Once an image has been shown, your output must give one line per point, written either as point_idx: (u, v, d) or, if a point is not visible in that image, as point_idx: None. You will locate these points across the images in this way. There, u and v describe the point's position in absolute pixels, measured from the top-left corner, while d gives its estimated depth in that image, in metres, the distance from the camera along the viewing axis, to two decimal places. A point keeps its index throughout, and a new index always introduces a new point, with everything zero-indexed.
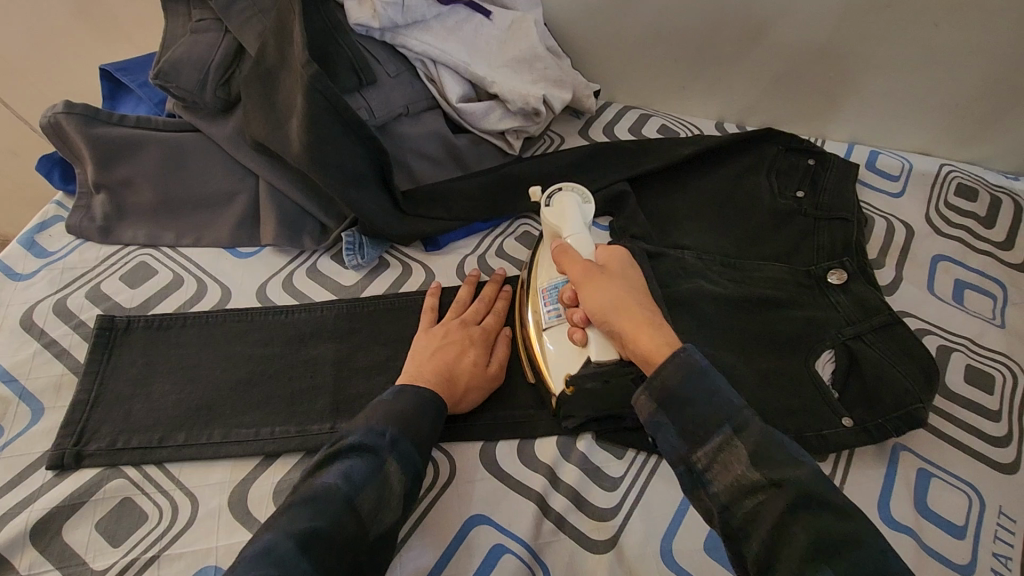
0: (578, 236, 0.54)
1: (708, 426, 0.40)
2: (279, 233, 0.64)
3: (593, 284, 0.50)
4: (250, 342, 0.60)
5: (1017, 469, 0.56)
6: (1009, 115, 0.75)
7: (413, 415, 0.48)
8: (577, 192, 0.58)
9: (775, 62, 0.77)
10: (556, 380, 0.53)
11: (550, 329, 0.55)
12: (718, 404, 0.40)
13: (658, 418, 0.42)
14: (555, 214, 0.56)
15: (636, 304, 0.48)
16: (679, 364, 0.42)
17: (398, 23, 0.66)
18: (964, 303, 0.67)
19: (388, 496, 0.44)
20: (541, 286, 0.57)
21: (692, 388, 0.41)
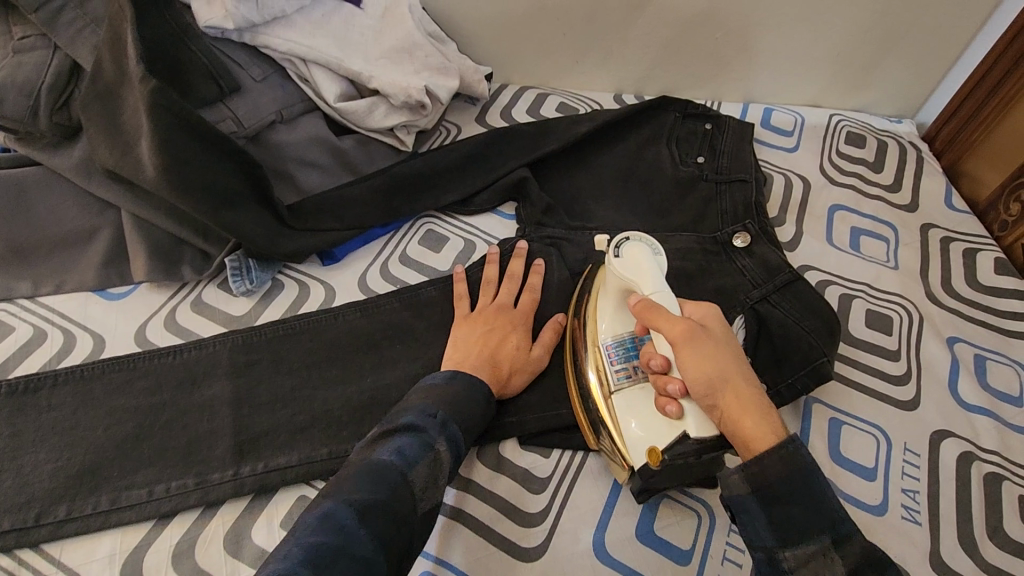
0: (661, 294, 0.48)
1: (808, 532, 0.38)
2: (153, 268, 0.58)
3: (686, 348, 0.43)
4: (134, 393, 0.53)
5: (918, 405, 0.58)
6: (886, 61, 0.78)
7: (462, 400, 0.48)
8: (647, 241, 0.52)
9: (663, 28, 0.76)
10: (634, 454, 0.47)
11: (621, 393, 0.50)
12: (825, 517, 0.37)
13: (747, 500, 0.40)
14: (629, 267, 0.50)
15: (743, 379, 0.42)
16: (790, 463, 0.38)
17: (254, 21, 0.60)
18: (860, 249, 0.70)
19: (437, 477, 0.43)
20: (605, 340, 0.52)
21: (801, 489, 0.38)
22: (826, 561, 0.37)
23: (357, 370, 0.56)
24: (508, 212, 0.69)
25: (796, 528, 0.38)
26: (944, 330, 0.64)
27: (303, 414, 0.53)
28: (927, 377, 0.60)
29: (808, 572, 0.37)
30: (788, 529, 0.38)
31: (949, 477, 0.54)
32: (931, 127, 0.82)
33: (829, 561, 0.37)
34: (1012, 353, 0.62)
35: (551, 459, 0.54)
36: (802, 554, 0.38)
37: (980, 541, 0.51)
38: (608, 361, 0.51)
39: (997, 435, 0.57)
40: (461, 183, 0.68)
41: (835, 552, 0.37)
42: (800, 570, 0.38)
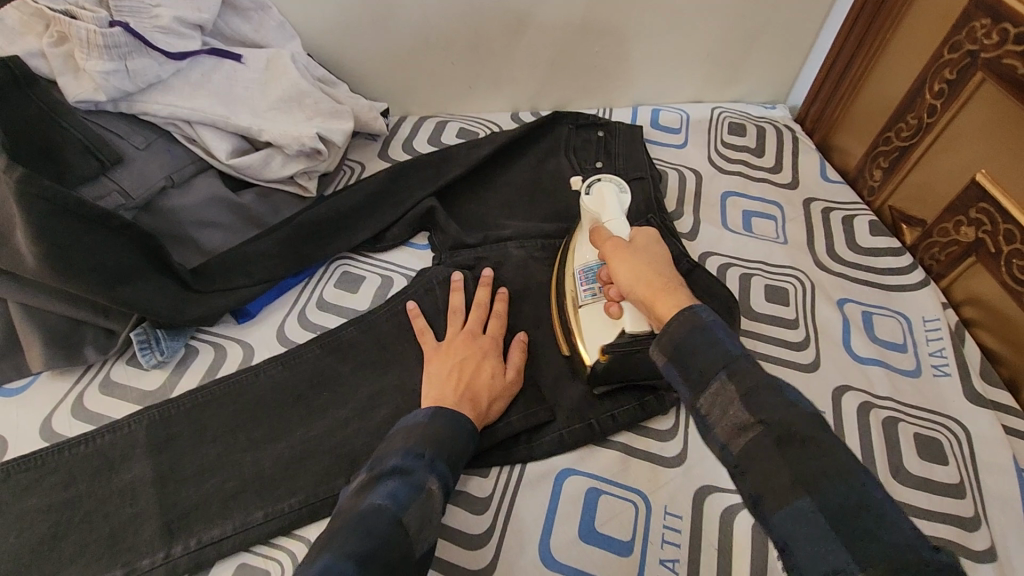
0: (616, 220, 0.56)
1: (707, 372, 0.40)
2: (51, 356, 0.56)
3: (620, 258, 0.50)
4: (47, 490, 0.51)
5: (818, 366, 0.64)
6: (751, 55, 0.85)
7: (449, 436, 0.48)
8: (614, 182, 0.60)
9: (545, 47, 0.80)
10: (590, 355, 0.55)
11: (587, 306, 0.56)
12: (721, 353, 0.40)
13: (667, 369, 0.42)
14: (593, 200, 0.58)
15: (663, 273, 0.48)
16: (687, 319, 0.42)
17: (128, 90, 0.59)
18: (752, 230, 0.75)
19: (429, 517, 0.43)
20: (578, 267, 0.58)
21: (700, 340, 0.41)
22: (726, 393, 0.38)
23: (284, 425, 0.56)
24: (421, 242, 0.71)
25: (700, 370, 0.40)
26: (835, 294, 0.70)
27: (232, 481, 0.53)
28: (824, 339, 0.66)
29: (724, 420, 0.38)
30: (695, 377, 0.40)
31: (852, 427, 0.59)
32: (801, 109, 0.89)
33: (730, 393, 0.38)
34: (894, 305, 0.69)
35: (491, 477, 0.55)
36: (743, 443, 0.37)
37: (886, 482, 0.56)
38: (578, 282, 0.57)
39: (888, 381, 0.63)
40: (370, 220, 0.69)
41: (731, 381, 0.38)
42: (720, 424, 0.38)
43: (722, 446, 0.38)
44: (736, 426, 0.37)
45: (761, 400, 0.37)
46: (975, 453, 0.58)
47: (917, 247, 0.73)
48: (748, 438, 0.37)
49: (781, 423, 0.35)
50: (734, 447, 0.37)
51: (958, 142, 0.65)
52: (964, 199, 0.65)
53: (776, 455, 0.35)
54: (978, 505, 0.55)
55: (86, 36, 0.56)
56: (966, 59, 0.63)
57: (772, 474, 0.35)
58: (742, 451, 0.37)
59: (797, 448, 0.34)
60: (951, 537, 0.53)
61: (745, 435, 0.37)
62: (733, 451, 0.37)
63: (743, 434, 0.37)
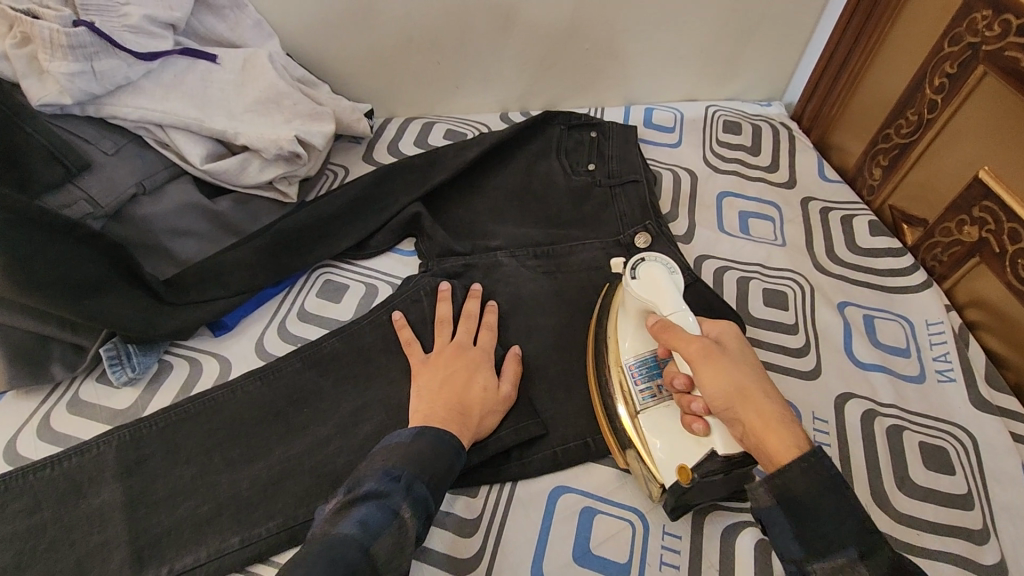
0: (679, 314, 0.50)
1: (833, 545, 0.38)
2: (15, 374, 0.53)
3: (709, 366, 0.44)
4: (10, 517, 0.49)
5: (819, 373, 0.61)
6: (746, 52, 0.82)
7: (432, 457, 0.46)
8: (662, 262, 0.54)
9: (534, 45, 0.77)
10: (664, 472, 0.48)
11: (647, 412, 0.50)
12: (846, 519, 0.38)
13: (773, 512, 0.40)
14: (645, 288, 0.52)
15: (764, 390, 0.43)
16: (814, 471, 0.38)
17: (95, 92, 0.56)
18: (749, 231, 0.73)
19: (403, 545, 0.41)
20: (628, 360, 0.52)
21: (823, 500, 0.38)
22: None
23: (263, 443, 0.53)
24: (407, 248, 0.68)
25: (820, 541, 0.38)
26: (835, 297, 0.68)
27: (207, 504, 0.50)
28: (824, 344, 0.63)
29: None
30: (814, 542, 0.39)
31: (855, 436, 0.57)
32: (798, 106, 0.87)
33: (859, 575, 0.36)
34: (896, 308, 0.67)
35: (480, 496, 0.53)
36: None
37: (891, 493, 0.54)
38: (632, 380, 0.52)
39: (892, 388, 0.60)
40: (353, 226, 0.66)
41: (861, 563, 0.37)
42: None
43: None
44: None
45: None
46: (982, 461, 0.56)
47: (919, 247, 0.71)
48: None
49: None
50: None
51: (962, 138, 0.63)
52: (968, 197, 0.63)
53: None
54: (986, 517, 0.53)
55: (48, 36, 0.53)
56: (967, 52, 0.61)
57: None
58: None
59: None
60: (959, 551, 0.51)
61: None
62: None
63: None
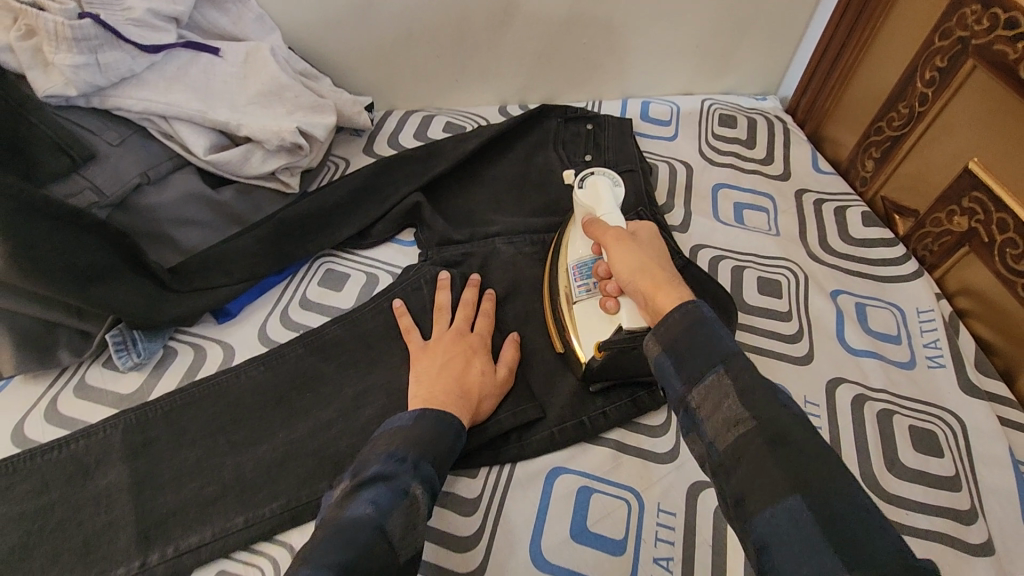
0: (612, 214, 0.55)
1: (704, 367, 0.39)
2: (23, 359, 0.54)
3: (620, 247, 0.50)
4: (19, 498, 0.50)
5: (812, 359, 0.63)
6: (742, 46, 0.84)
7: (433, 439, 0.47)
8: (609, 176, 0.59)
9: (532, 39, 0.78)
10: (585, 350, 0.54)
11: (581, 303, 0.55)
12: (719, 352, 0.39)
13: (662, 360, 0.41)
14: (587, 194, 0.58)
15: (665, 266, 0.47)
16: (690, 313, 0.41)
17: (100, 85, 0.57)
18: (744, 222, 0.74)
19: (414, 522, 0.42)
20: (570, 262, 0.58)
21: (700, 336, 0.40)
22: (719, 388, 0.38)
23: (266, 427, 0.54)
24: (407, 238, 0.70)
25: (694, 369, 0.39)
26: (828, 285, 0.69)
27: (212, 485, 0.51)
28: (817, 331, 0.65)
29: (715, 415, 0.37)
30: (692, 368, 0.39)
31: (847, 420, 0.58)
32: (792, 100, 0.88)
33: (724, 388, 0.38)
34: (888, 296, 0.68)
35: (479, 478, 0.54)
36: (731, 437, 0.36)
37: (881, 475, 0.55)
38: (571, 277, 0.57)
39: (883, 373, 0.62)
40: (353, 216, 0.67)
41: (726, 376, 0.38)
42: (709, 422, 0.38)
43: (710, 442, 0.37)
44: (726, 423, 0.37)
45: (754, 398, 0.36)
46: (970, 444, 0.57)
47: (910, 237, 0.72)
48: (737, 432, 0.36)
49: (777, 424, 0.35)
50: (724, 444, 0.36)
51: (952, 130, 0.64)
52: (957, 188, 0.64)
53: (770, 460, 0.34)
54: (974, 497, 0.54)
55: (53, 28, 0.54)
56: (957, 46, 0.63)
57: (760, 479, 0.34)
58: (733, 449, 0.36)
59: (788, 450, 0.34)
60: (948, 530, 0.52)
61: (736, 430, 0.36)
62: (721, 448, 0.36)
63: (732, 430, 0.36)
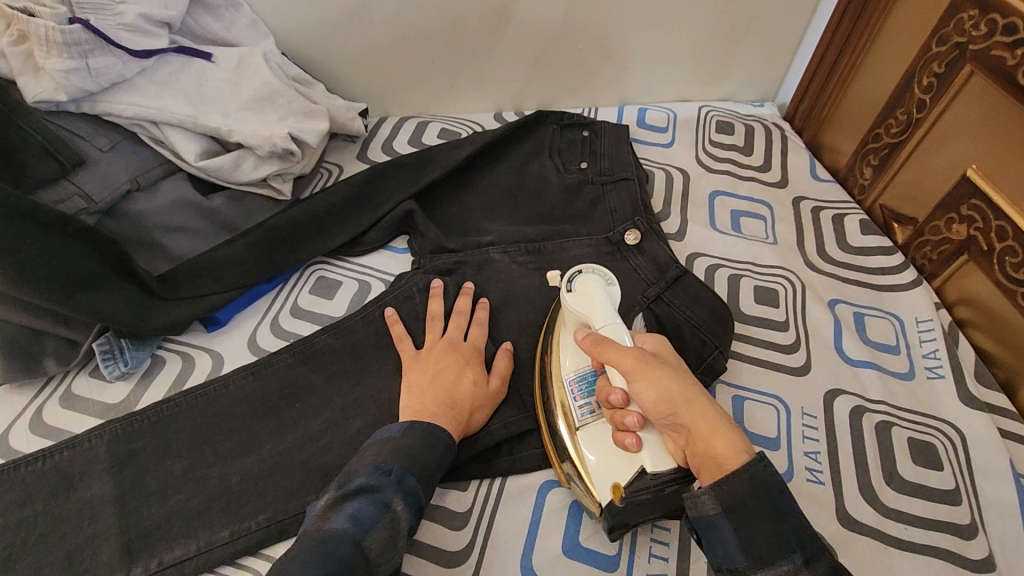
0: (611, 325, 0.49)
1: (778, 549, 0.37)
2: (8, 368, 0.53)
3: (643, 379, 0.44)
4: (1, 510, 0.49)
5: (809, 369, 0.62)
6: (738, 52, 0.83)
7: (421, 451, 0.47)
8: (598, 273, 0.54)
9: (527, 45, 0.78)
10: (600, 491, 0.47)
11: (585, 428, 0.49)
12: (789, 528, 0.37)
13: (717, 519, 0.39)
14: (580, 301, 0.51)
15: (703, 397, 0.43)
16: (757, 477, 0.38)
17: (90, 89, 0.57)
18: (741, 230, 0.74)
19: (395, 537, 0.42)
20: (567, 376, 0.52)
21: (764, 504, 0.38)
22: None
23: (253, 438, 0.54)
24: (400, 246, 0.69)
25: (767, 547, 0.37)
26: (825, 294, 0.68)
27: (197, 498, 0.51)
28: (814, 342, 0.64)
29: (760, 542, 0.38)
30: (759, 547, 0.38)
31: (844, 433, 0.58)
32: (790, 107, 0.88)
33: None
34: (886, 306, 0.67)
35: (470, 490, 0.53)
36: None
37: (879, 489, 0.54)
38: (571, 397, 0.51)
39: (881, 384, 0.61)
40: (345, 224, 0.67)
41: (806, 572, 0.36)
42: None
43: None
44: None
45: None
46: (970, 457, 0.56)
47: (910, 246, 0.71)
48: None
49: None
50: None
51: (950, 137, 0.64)
52: (956, 196, 0.64)
53: None
54: (974, 512, 0.53)
55: (43, 33, 0.53)
56: (955, 52, 0.62)
57: None
58: None
59: None
60: (946, 545, 0.51)
61: None
62: None
63: None
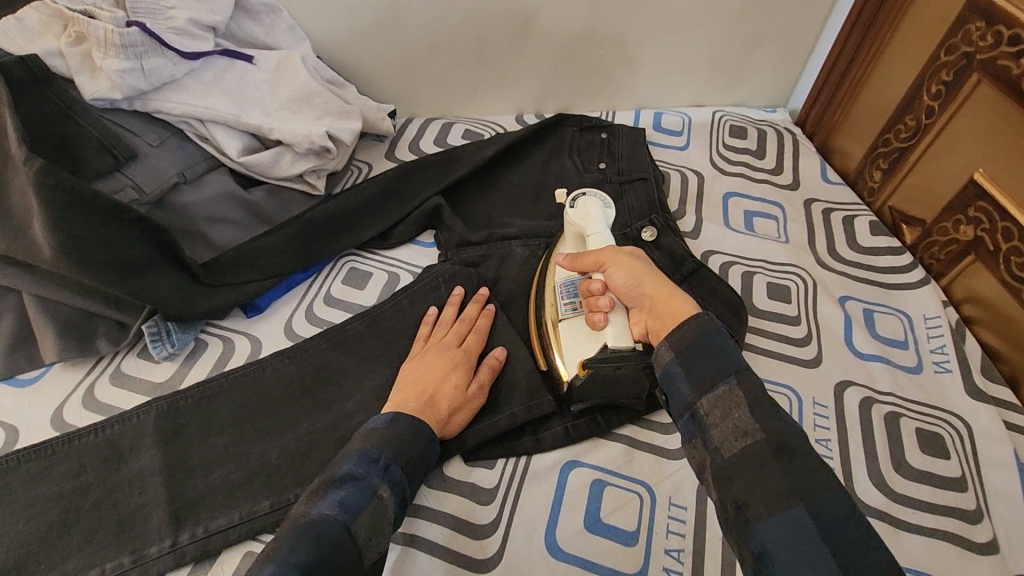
0: (601, 235, 0.58)
1: (714, 375, 0.42)
2: (64, 347, 0.57)
3: (621, 263, 0.53)
4: (57, 479, 0.52)
5: (820, 362, 0.64)
6: (752, 60, 0.86)
7: (407, 439, 0.48)
8: (598, 198, 0.62)
9: (549, 51, 0.81)
10: (568, 367, 0.55)
11: (566, 321, 0.56)
12: (727, 361, 0.42)
13: (673, 367, 0.44)
14: (580, 214, 0.60)
15: (665, 281, 0.51)
16: (701, 322, 0.44)
17: (143, 88, 0.60)
18: (754, 229, 0.76)
19: (381, 523, 0.44)
20: (558, 281, 0.59)
21: (706, 344, 0.43)
22: (730, 398, 0.40)
23: (292, 417, 0.57)
24: (427, 240, 0.72)
25: (705, 375, 0.42)
26: (836, 291, 0.71)
27: (239, 471, 0.53)
28: (825, 335, 0.66)
29: (724, 425, 0.40)
30: (700, 379, 0.42)
31: (855, 422, 0.60)
32: (801, 112, 0.91)
33: (735, 398, 0.40)
34: (895, 302, 0.70)
35: (495, 469, 0.56)
36: (739, 449, 0.38)
37: (888, 475, 0.57)
38: (559, 296, 0.58)
39: (890, 377, 0.63)
40: (377, 218, 0.70)
41: (737, 388, 0.40)
42: (719, 429, 0.40)
43: (715, 450, 0.40)
44: (735, 433, 0.39)
45: (764, 413, 0.39)
46: (977, 447, 0.58)
47: (918, 246, 0.74)
48: (746, 443, 0.38)
49: (783, 435, 0.38)
50: (727, 451, 0.39)
51: (957, 142, 0.66)
52: (963, 198, 0.66)
53: (772, 460, 0.37)
54: (980, 498, 0.55)
55: (103, 36, 0.57)
56: (962, 61, 0.65)
57: (763, 480, 0.36)
58: (737, 458, 0.38)
59: (792, 458, 0.37)
60: (953, 529, 0.53)
61: (744, 441, 0.38)
62: (726, 455, 0.39)
63: (741, 440, 0.39)
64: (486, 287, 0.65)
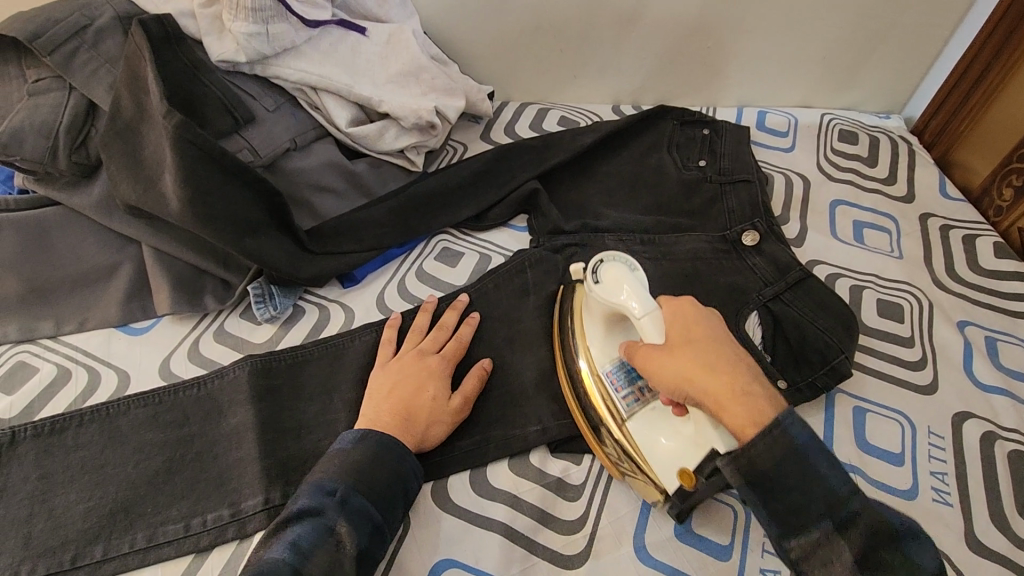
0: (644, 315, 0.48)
1: (808, 518, 0.39)
2: (175, 300, 0.59)
3: (665, 368, 0.45)
4: (161, 427, 0.54)
5: (936, 389, 0.60)
6: (870, 61, 0.81)
7: (370, 467, 0.46)
8: (620, 258, 0.51)
9: (657, 39, 0.79)
10: (665, 479, 0.47)
11: (634, 417, 0.50)
12: (823, 496, 0.39)
13: (749, 495, 0.41)
14: (607, 291, 0.50)
15: (721, 365, 0.43)
16: (780, 448, 0.39)
17: (265, 53, 0.61)
18: (864, 241, 0.72)
19: (339, 561, 0.42)
20: (603, 368, 0.53)
21: (795, 478, 0.39)
22: (831, 547, 0.38)
23: None
24: (520, 224, 0.71)
25: (797, 517, 0.39)
26: (954, 315, 0.66)
27: (330, 438, 0.54)
28: (942, 361, 0.62)
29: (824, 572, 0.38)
30: (792, 520, 0.40)
31: (974, 457, 0.55)
32: (918, 121, 0.84)
33: (834, 546, 0.38)
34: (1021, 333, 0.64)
35: (583, 466, 0.55)
36: None
37: (1011, 518, 0.52)
38: (612, 388, 0.52)
39: (1015, 414, 0.58)
40: (473, 199, 0.70)
41: (838, 537, 0.38)
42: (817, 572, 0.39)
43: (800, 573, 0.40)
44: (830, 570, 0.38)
45: (876, 561, 0.37)
46: None
47: None
48: None
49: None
50: None
51: None
52: None
53: None
54: None
55: None
56: None
57: None
58: None
59: None
60: None
61: None
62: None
63: None
64: (467, 293, 0.62)
